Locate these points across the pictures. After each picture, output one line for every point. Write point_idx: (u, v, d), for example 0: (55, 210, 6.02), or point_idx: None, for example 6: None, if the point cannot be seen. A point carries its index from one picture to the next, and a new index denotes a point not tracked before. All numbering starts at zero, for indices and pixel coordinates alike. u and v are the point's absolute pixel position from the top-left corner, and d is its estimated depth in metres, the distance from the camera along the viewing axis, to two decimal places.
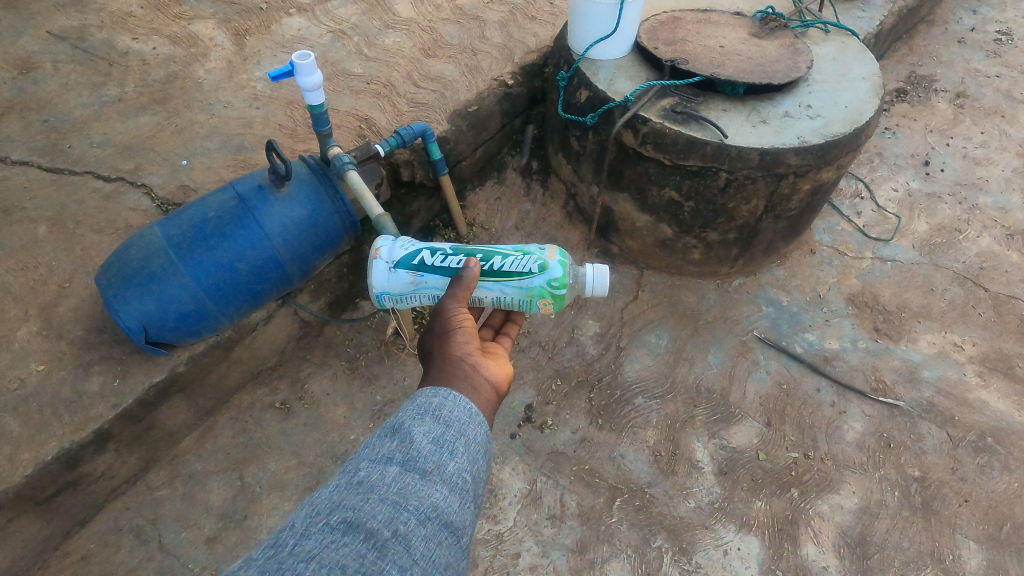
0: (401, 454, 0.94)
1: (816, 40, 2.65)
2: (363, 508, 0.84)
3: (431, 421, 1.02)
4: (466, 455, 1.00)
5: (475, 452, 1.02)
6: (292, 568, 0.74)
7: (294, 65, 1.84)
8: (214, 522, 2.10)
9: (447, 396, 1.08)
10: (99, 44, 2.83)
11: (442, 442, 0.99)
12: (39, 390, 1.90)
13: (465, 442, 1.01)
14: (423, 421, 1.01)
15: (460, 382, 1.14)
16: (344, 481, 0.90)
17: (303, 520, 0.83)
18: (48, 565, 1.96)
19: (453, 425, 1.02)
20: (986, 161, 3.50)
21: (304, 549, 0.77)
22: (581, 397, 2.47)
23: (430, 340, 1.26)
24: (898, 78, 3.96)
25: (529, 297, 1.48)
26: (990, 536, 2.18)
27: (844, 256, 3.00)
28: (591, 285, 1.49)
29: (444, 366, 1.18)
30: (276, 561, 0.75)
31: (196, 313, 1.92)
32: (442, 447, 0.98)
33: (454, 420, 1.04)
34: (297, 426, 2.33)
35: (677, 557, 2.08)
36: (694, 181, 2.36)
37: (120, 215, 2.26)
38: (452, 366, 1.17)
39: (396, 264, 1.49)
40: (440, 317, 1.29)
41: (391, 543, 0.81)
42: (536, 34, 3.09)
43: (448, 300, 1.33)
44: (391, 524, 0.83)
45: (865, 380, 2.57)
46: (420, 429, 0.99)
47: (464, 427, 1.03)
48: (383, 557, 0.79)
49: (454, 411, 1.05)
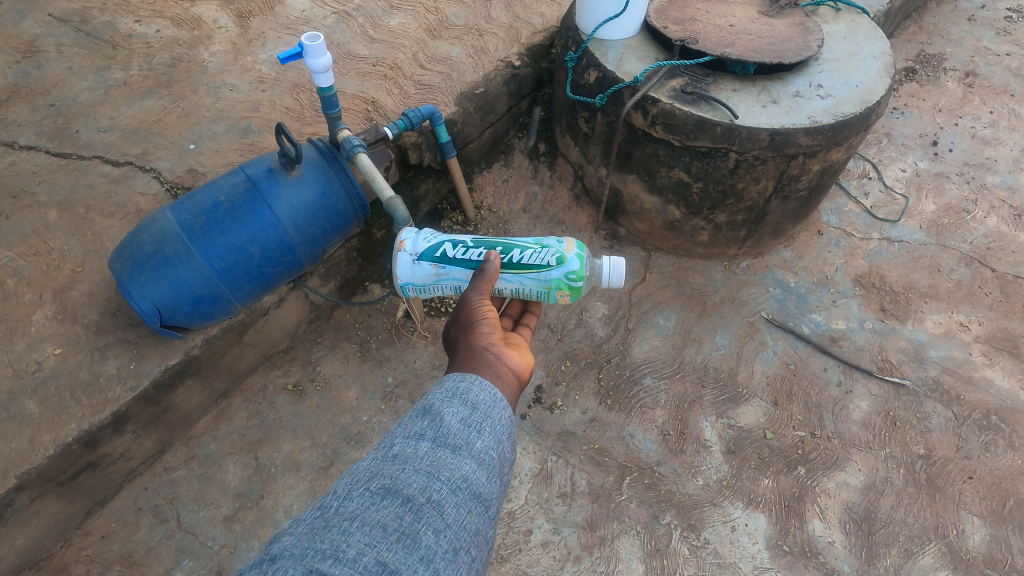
0: (433, 431, 0.96)
1: (827, 19, 2.62)
2: (400, 476, 0.87)
3: (460, 403, 1.03)
4: (493, 435, 1.01)
5: (501, 433, 1.03)
6: (336, 526, 0.77)
7: (303, 47, 1.82)
8: (231, 501, 2.13)
9: (473, 381, 1.10)
10: (102, 27, 2.81)
11: (470, 422, 1.00)
12: (57, 373, 1.92)
13: (492, 423, 1.03)
14: (452, 402, 1.03)
15: (485, 368, 1.16)
16: (379, 454, 0.93)
17: (345, 486, 0.85)
18: (71, 543, 2.01)
19: (480, 406, 1.04)
20: (996, 141, 3.48)
21: (347, 510, 0.80)
22: (590, 377, 2.50)
23: (456, 330, 1.28)
24: (907, 57, 3.93)
25: (548, 289, 1.49)
26: (993, 512, 2.22)
27: (851, 237, 3.00)
28: (607, 276, 1.49)
29: (469, 354, 1.20)
30: (322, 520, 0.79)
31: (209, 297, 1.94)
32: (470, 426, 1.00)
33: (481, 402, 1.05)
34: (310, 407, 2.35)
35: (686, 533, 2.12)
36: (703, 162, 2.35)
37: (130, 199, 2.27)
38: (477, 354, 1.19)
39: (419, 256, 1.51)
40: (465, 308, 1.31)
41: (427, 508, 0.83)
42: (542, 14, 3.06)
43: (471, 292, 1.35)
44: (426, 491, 0.86)
45: (871, 359, 2.59)
46: (449, 410, 1.01)
47: (491, 409, 1.05)
48: (420, 520, 0.82)
49: (481, 395, 1.06)
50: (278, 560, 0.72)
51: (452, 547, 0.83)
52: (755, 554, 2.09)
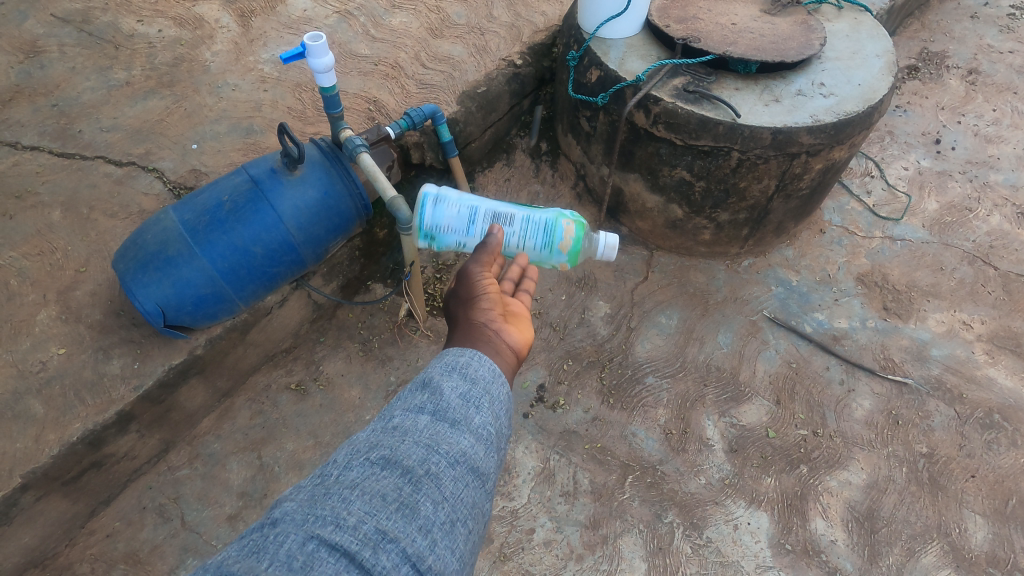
0: (433, 405, 0.96)
1: (830, 17, 2.62)
2: (399, 447, 0.87)
3: (459, 377, 1.03)
4: (492, 410, 1.01)
5: (500, 409, 1.03)
6: (337, 493, 0.78)
7: (305, 47, 1.82)
8: (235, 500, 2.14)
9: (472, 355, 1.10)
10: (105, 27, 2.81)
11: (469, 396, 1.00)
12: (61, 373, 1.93)
13: (490, 398, 1.02)
14: (451, 376, 1.03)
15: (484, 343, 1.16)
16: (379, 426, 0.93)
17: (345, 456, 0.86)
18: (75, 542, 2.02)
19: (479, 382, 1.04)
20: (998, 139, 3.47)
21: (348, 478, 0.81)
22: (592, 376, 2.50)
23: (456, 305, 1.29)
24: (909, 55, 3.92)
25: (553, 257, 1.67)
26: (996, 510, 2.22)
27: (854, 236, 3.00)
28: (603, 248, 1.67)
29: (468, 329, 1.20)
30: (323, 487, 0.80)
31: (213, 297, 1.94)
32: (469, 401, 0.99)
33: (480, 377, 1.05)
34: (312, 407, 2.36)
35: (689, 532, 2.13)
36: (705, 161, 2.35)
37: (133, 199, 2.27)
38: (476, 329, 1.19)
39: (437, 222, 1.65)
40: (466, 282, 1.31)
41: (425, 480, 0.84)
42: (544, 13, 3.06)
43: (473, 265, 1.35)
44: (425, 463, 0.86)
45: (874, 358, 2.59)
46: (449, 384, 1.01)
47: (489, 384, 1.04)
48: (419, 491, 0.82)
49: (480, 368, 1.06)
50: (279, 524, 0.74)
51: (450, 519, 0.83)
52: (757, 553, 2.09)
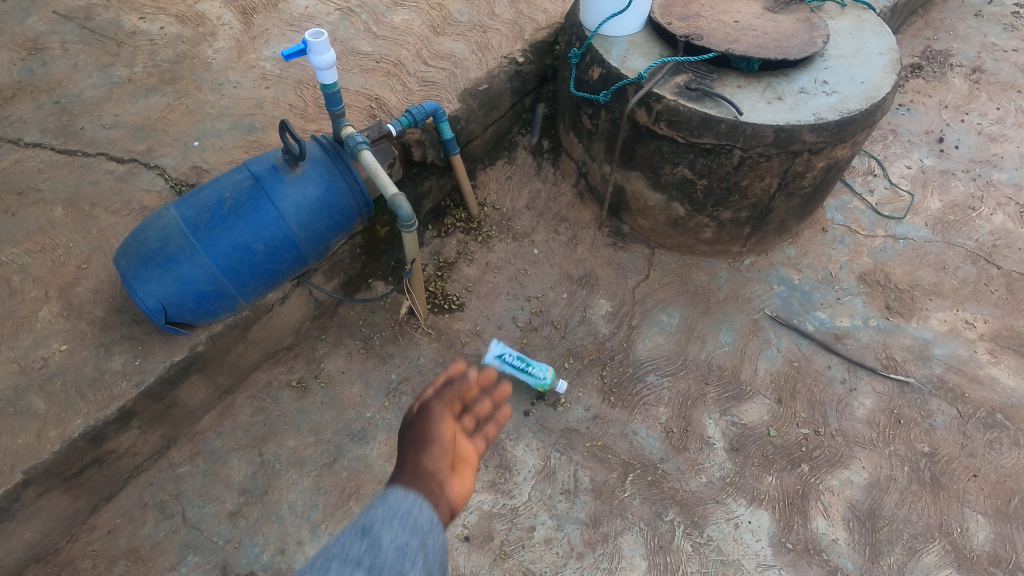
0: (368, 559, 0.99)
1: (833, 14, 2.61)
2: None
3: (398, 528, 1.06)
4: (426, 563, 1.04)
5: (433, 561, 1.06)
6: None
7: (307, 44, 1.82)
8: (236, 497, 2.14)
9: (415, 500, 1.15)
10: (107, 24, 2.81)
11: (405, 550, 1.03)
12: (63, 369, 1.93)
13: (425, 550, 1.06)
14: (392, 526, 1.06)
15: (424, 486, 1.22)
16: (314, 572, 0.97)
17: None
18: (77, 538, 2.02)
19: (416, 534, 1.08)
20: (1002, 138, 3.46)
21: None
22: (593, 374, 2.50)
23: (407, 445, 1.35)
24: (912, 53, 3.91)
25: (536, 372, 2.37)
26: (998, 510, 2.21)
27: (856, 234, 2.99)
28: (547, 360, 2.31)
29: (413, 475, 1.25)
30: None
31: (214, 294, 1.94)
32: (405, 556, 1.02)
33: (417, 527, 1.09)
34: (313, 404, 2.35)
35: (689, 530, 2.13)
36: (707, 159, 2.34)
37: (135, 196, 2.28)
38: (421, 476, 1.25)
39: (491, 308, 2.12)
40: (420, 423, 1.40)
41: None
42: (546, 11, 3.05)
43: (432, 401, 1.44)
44: None
45: (876, 357, 2.58)
46: (387, 534, 1.05)
47: (426, 536, 1.09)
48: None
49: (418, 518, 1.11)
50: None
51: None
52: (758, 551, 2.09)
